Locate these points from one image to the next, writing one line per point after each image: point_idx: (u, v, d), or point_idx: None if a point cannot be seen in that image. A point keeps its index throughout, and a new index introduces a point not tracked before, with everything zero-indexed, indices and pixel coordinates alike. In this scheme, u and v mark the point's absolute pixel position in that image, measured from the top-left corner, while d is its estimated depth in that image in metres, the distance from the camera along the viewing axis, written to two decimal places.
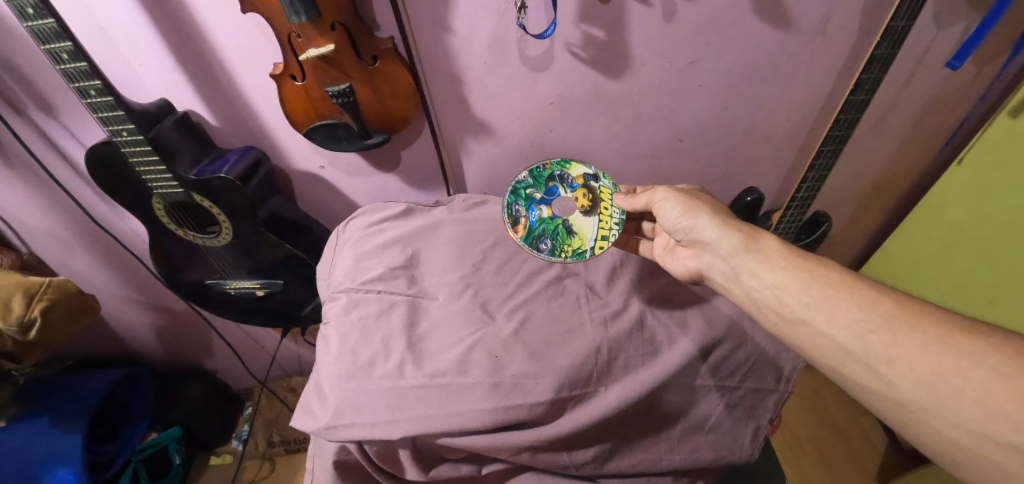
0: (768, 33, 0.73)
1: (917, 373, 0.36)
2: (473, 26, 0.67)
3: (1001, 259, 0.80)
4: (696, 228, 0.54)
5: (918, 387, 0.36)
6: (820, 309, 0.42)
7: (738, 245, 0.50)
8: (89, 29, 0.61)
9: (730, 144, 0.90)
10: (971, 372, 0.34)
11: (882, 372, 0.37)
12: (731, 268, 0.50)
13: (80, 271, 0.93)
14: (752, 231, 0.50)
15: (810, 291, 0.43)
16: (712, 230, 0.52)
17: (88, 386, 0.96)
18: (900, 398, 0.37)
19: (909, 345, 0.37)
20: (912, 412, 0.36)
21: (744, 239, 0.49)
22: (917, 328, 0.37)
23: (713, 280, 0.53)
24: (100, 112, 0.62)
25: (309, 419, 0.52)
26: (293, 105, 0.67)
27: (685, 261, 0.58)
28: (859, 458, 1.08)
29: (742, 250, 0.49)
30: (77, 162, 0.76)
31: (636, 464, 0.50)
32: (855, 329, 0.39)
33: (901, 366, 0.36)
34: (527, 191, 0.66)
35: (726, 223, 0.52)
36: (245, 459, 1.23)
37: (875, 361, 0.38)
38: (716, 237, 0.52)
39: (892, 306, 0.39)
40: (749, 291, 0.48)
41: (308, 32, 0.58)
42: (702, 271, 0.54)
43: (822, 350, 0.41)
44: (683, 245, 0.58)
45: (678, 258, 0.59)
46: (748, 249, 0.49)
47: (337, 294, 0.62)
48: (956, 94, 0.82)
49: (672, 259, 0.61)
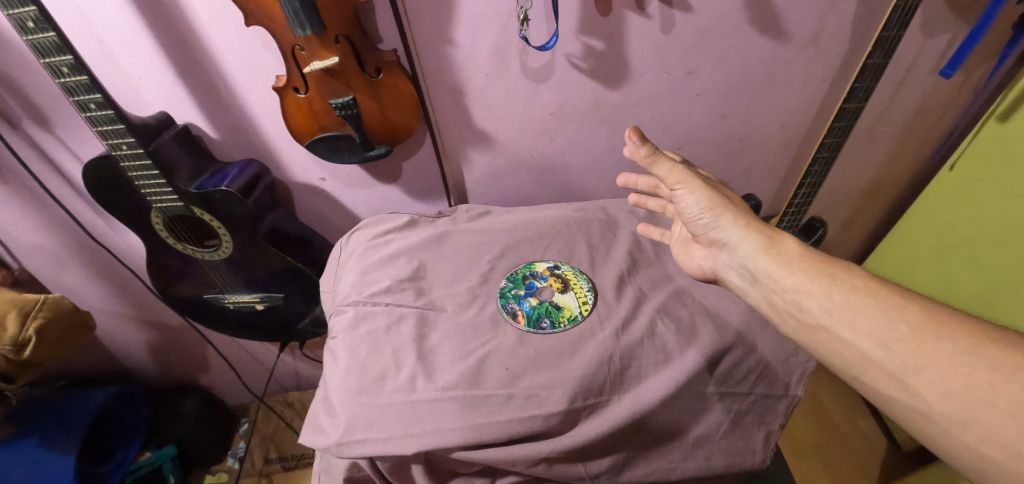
0: (763, 43, 0.74)
1: (945, 384, 0.33)
2: (475, 38, 0.68)
3: (996, 259, 0.81)
4: (716, 227, 0.50)
5: (947, 400, 0.33)
6: (842, 316, 0.39)
7: (761, 249, 0.46)
8: (89, 42, 0.61)
9: (729, 152, 0.91)
10: (1005, 386, 0.31)
11: (908, 382, 0.35)
12: (750, 274, 0.47)
13: (74, 287, 0.91)
14: (773, 233, 0.46)
15: (832, 298, 0.40)
16: (733, 232, 0.48)
17: (80, 407, 0.93)
18: (927, 410, 0.34)
19: (938, 354, 0.34)
20: (939, 425, 0.34)
21: (767, 242, 0.46)
22: (945, 338, 0.35)
23: (729, 281, 0.51)
24: (101, 125, 0.61)
25: (319, 436, 0.50)
26: (294, 117, 0.67)
27: (699, 258, 0.55)
28: (861, 461, 1.10)
29: (762, 254, 0.45)
30: (72, 176, 0.75)
31: (651, 474, 0.50)
32: (881, 337, 0.37)
33: (929, 376, 0.34)
34: (509, 291, 0.63)
35: (748, 223, 0.48)
36: (241, 478, 1.18)
37: (901, 371, 0.35)
38: (736, 240, 0.48)
39: (919, 314, 0.37)
40: (767, 295, 0.45)
41: (311, 46, 0.58)
42: (718, 272, 0.52)
43: (844, 358, 0.39)
44: (699, 241, 0.54)
45: (693, 255, 0.56)
46: (768, 253, 0.45)
47: (342, 308, 0.61)
48: (944, 100, 0.84)
49: (687, 254, 0.58)
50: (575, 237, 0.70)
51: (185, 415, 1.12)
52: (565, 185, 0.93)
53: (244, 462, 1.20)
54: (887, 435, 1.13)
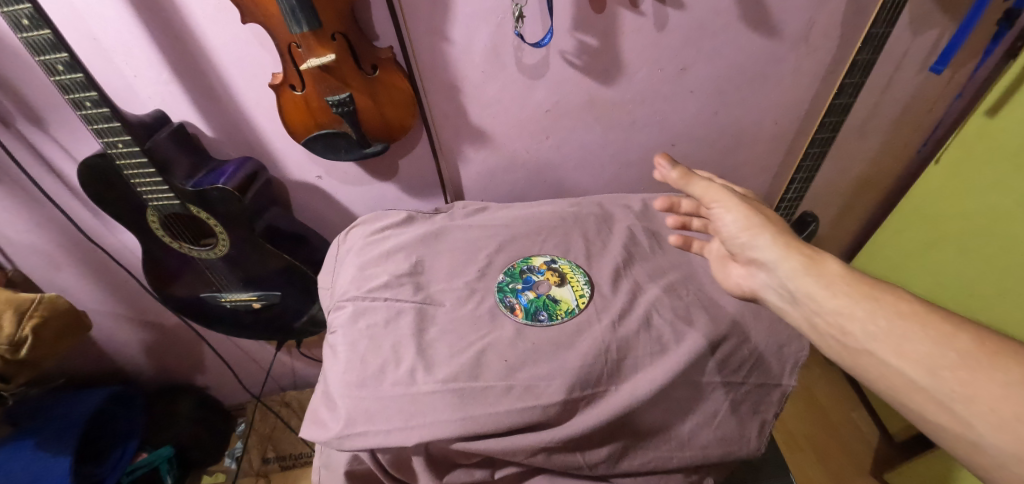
0: (754, 40, 0.75)
1: (997, 414, 0.29)
2: (471, 35, 0.68)
3: (986, 252, 0.82)
4: (752, 246, 0.47)
5: (1000, 433, 0.29)
6: (886, 340, 0.35)
7: (800, 269, 0.42)
8: (83, 40, 0.61)
9: (721, 148, 0.92)
10: None
11: (959, 413, 0.31)
12: (789, 294, 0.43)
13: (69, 287, 0.90)
14: (815, 252, 0.42)
15: (875, 321, 0.36)
16: (770, 250, 0.45)
17: (76, 408, 0.93)
18: (978, 442, 0.30)
19: (993, 385, 0.30)
20: (991, 457, 0.29)
21: (806, 262, 0.42)
22: (999, 368, 0.30)
23: (768, 301, 0.47)
24: (96, 123, 0.61)
25: (320, 430, 0.51)
26: (290, 115, 0.67)
27: (739, 278, 0.51)
28: (854, 452, 1.14)
29: (802, 274, 0.42)
30: (67, 175, 0.75)
31: (648, 463, 0.51)
32: (927, 363, 0.33)
33: (981, 406, 0.30)
34: (507, 285, 0.63)
35: (788, 242, 0.44)
36: (239, 477, 1.17)
37: (949, 400, 0.31)
38: (773, 259, 0.44)
39: (972, 341, 0.32)
40: (808, 317, 0.41)
41: (307, 42, 0.58)
42: (758, 292, 0.48)
43: (890, 384, 0.35)
44: (738, 260, 0.51)
45: (733, 275, 0.53)
46: (808, 274, 0.41)
47: (342, 303, 0.62)
48: (932, 96, 0.86)
49: (726, 274, 0.54)
50: (571, 232, 0.71)
51: (182, 416, 1.12)
52: (561, 181, 0.93)
53: (241, 462, 1.20)
54: (878, 426, 1.17)
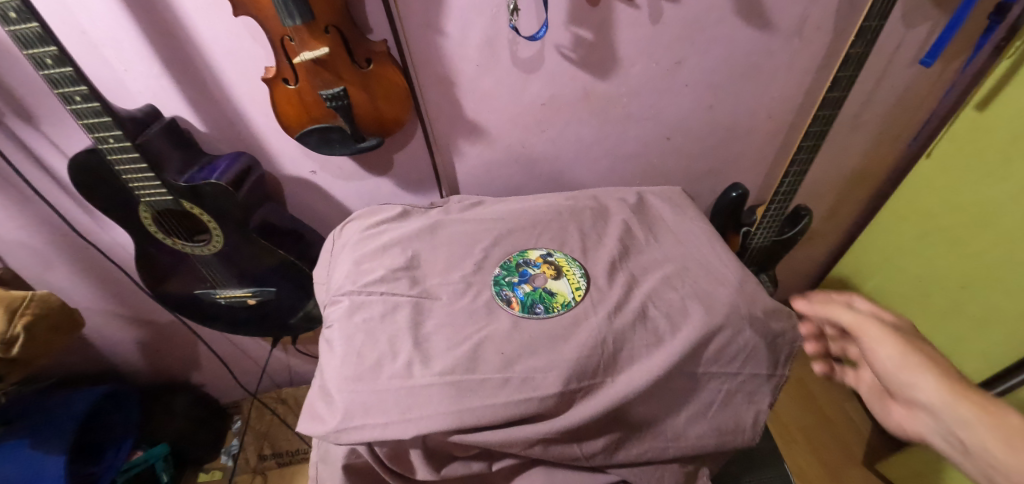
0: (748, 34, 0.75)
1: None
2: (466, 29, 0.68)
3: (982, 246, 0.84)
4: (910, 388, 0.43)
5: None
6: None
7: (977, 422, 0.38)
8: (72, 33, 0.60)
9: (716, 141, 0.92)
10: None
11: None
12: (965, 447, 0.39)
13: (61, 285, 0.89)
14: (994, 405, 0.38)
15: None
16: (937, 397, 0.41)
17: (69, 406, 0.92)
18: None
19: None
20: None
21: (982, 415, 0.38)
22: None
23: (943, 451, 0.42)
24: (86, 118, 0.60)
25: (317, 424, 0.51)
26: (284, 109, 0.67)
27: (899, 419, 0.46)
28: (844, 439, 1.18)
29: (980, 428, 0.38)
30: (57, 171, 0.74)
31: (644, 453, 0.51)
32: None
33: None
34: (503, 278, 0.63)
35: (958, 387, 0.40)
36: (236, 474, 1.19)
37: None
38: (942, 406, 0.40)
39: None
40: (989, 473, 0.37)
41: (301, 36, 0.57)
42: (926, 438, 0.43)
43: None
44: (897, 400, 0.46)
45: (891, 415, 0.48)
46: (987, 429, 0.37)
47: (338, 297, 0.61)
48: (924, 90, 0.87)
49: (885, 413, 0.49)
50: (567, 225, 0.71)
51: (177, 413, 1.11)
52: (556, 175, 0.93)
53: (238, 459, 1.20)
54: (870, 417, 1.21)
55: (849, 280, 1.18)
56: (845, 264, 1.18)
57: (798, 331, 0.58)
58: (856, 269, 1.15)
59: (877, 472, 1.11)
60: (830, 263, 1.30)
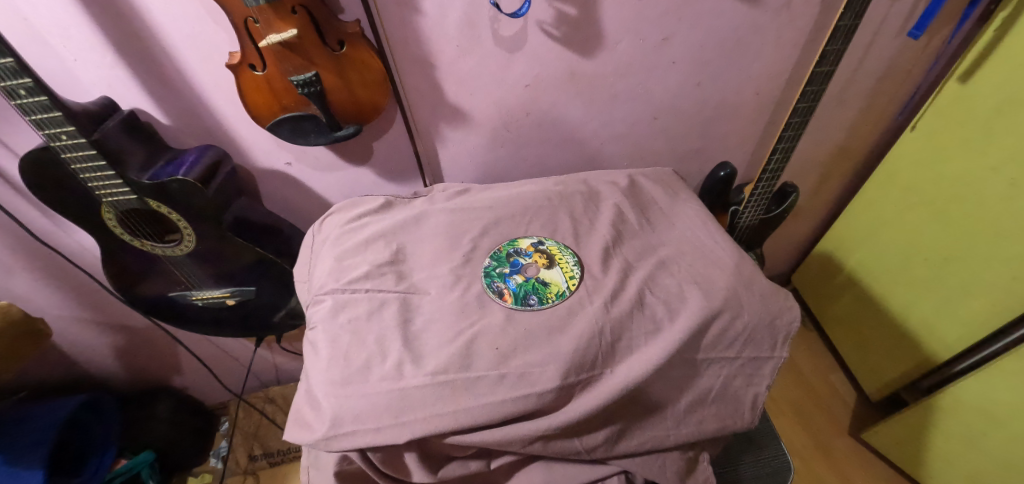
0: (736, 8, 0.73)
1: None
2: (444, 7, 0.64)
3: (966, 218, 0.84)
4: None
5: None
6: None
7: None
8: (9, 19, 0.54)
9: (704, 120, 0.91)
10: None
11: None
12: None
13: (24, 293, 0.84)
14: None
15: None
16: None
17: (43, 420, 0.88)
18: None
19: None
20: None
21: None
22: None
23: None
24: (35, 114, 0.54)
25: (305, 431, 0.48)
26: (252, 97, 0.62)
27: None
28: (832, 412, 1.20)
29: None
30: (8, 173, 0.68)
31: (647, 442, 0.50)
32: None
33: None
34: (494, 269, 0.61)
35: None
36: (226, 477, 1.14)
37: None
38: None
39: None
40: None
41: (266, 17, 0.53)
42: None
43: None
44: None
45: None
46: None
47: (321, 296, 0.59)
48: (909, 62, 0.86)
49: None
50: (557, 211, 0.69)
51: (160, 419, 1.08)
52: (543, 159, 0.91)
53: (228, 461, 1.16)
54: (855, 388, 1.24)
55: (834, 255, 1.19)
56: (830, 239, 1.19)
57: (795, 311, 0.56)
58: (841, 244, 1.16)
59: (861, 440, 1.14)
60: (815, 238, 1.31)
